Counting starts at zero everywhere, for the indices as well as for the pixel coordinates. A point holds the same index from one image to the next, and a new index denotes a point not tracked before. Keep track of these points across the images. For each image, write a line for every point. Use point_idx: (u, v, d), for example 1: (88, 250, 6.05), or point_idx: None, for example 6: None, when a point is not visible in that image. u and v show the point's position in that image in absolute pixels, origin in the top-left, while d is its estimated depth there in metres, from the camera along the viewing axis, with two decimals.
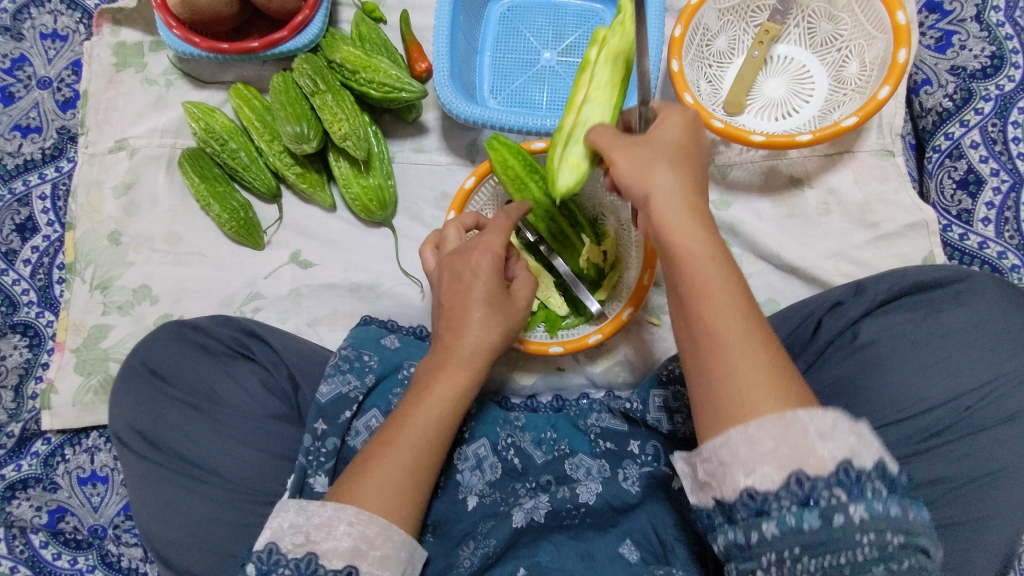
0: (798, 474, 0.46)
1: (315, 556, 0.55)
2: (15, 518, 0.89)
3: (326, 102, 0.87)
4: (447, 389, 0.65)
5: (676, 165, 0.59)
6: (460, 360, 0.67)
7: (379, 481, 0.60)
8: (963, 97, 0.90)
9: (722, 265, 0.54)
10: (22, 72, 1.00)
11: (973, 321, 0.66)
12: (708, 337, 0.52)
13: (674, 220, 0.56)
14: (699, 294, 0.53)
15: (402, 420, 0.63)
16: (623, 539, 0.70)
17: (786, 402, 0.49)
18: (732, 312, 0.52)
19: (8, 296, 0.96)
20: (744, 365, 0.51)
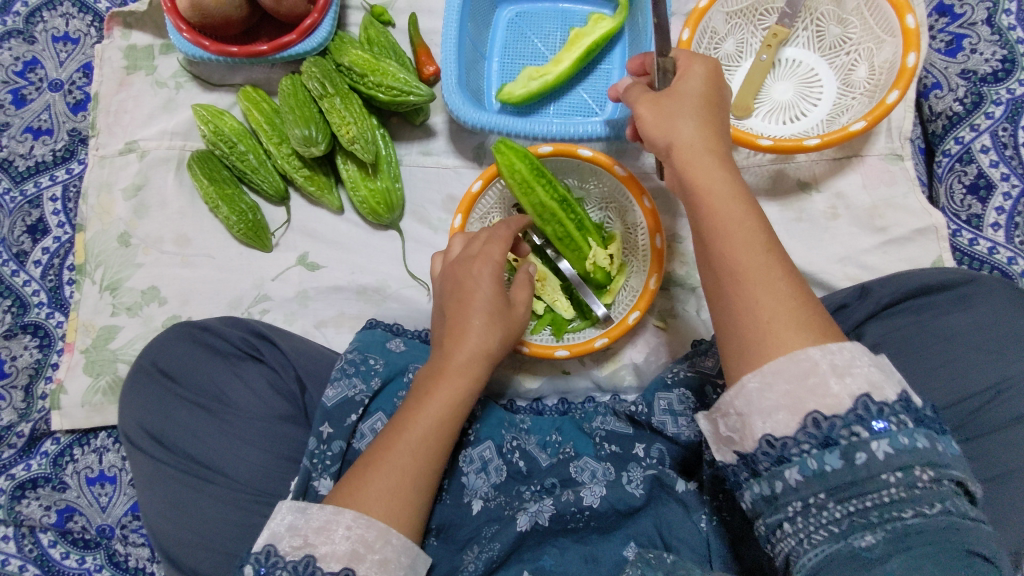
0: (815, 415, 0.47)
1: (313, 558, 0.55)
2: (24, 516, 0.90)
3: (335, 105, 0.88)
4: (448, 396, 0.66)
5: (700, 119, 0.60)
6: (460, 368, 0.68)
7: (378, 485, 0.59)
8: (974, 101, 0.89)
9: (745, 204, 0.55)
10: (34, 75, 1.01)
11: (980, 324, 0.66)
12: (731, 270, 0.53)
13: (697, 162, 0.57)
14: (722, 233, 0.54)
15: (404, 425, 0.64)
16: (627, 542, 0.69)
17: (811, 335, 0.49)
18: (754, 249, 0.53)
19: (19, 297, 0.97)
20: (766, 295, 0.51)
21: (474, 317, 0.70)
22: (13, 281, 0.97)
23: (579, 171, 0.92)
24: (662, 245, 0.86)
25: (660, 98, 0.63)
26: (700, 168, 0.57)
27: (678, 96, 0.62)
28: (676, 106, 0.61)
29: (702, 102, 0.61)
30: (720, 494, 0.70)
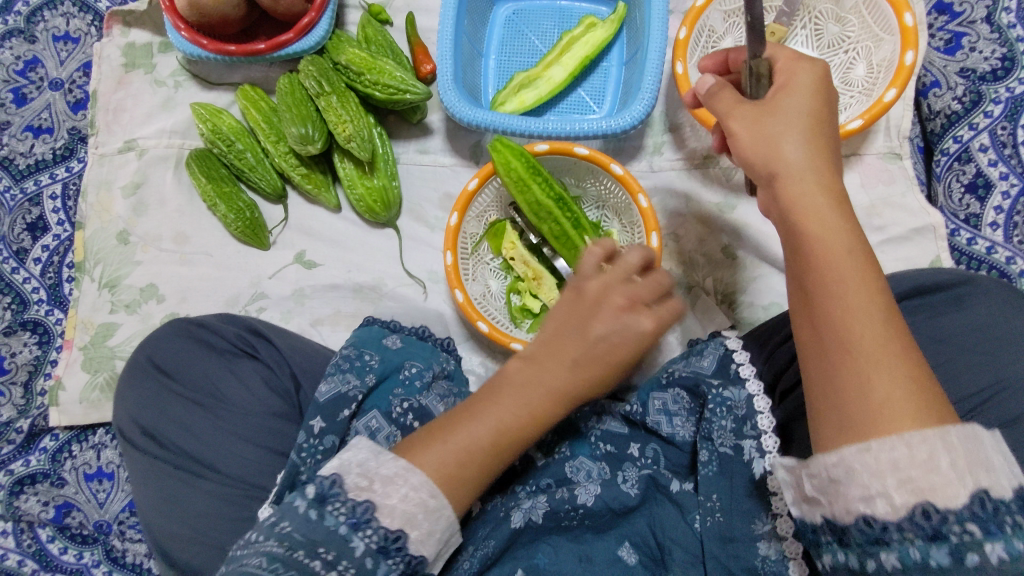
0: (925, 505, 0.43)
1: (373, 505, 0.51)
2: (23, 512, 0.91)
3: (331, 103, 0.88)
4: (518, 408, 0.56)
5: (808, 142, 0.54)
6: (546, 386, 0.56)
7: (438, 460, 0.54)
8: (973, 100, 0.89)
9: (858, 259, 0.50)
10: (35, 74, 1.02)
11: (976, 326, 0.64)
12: (841, 338, 0.48)
13: (810, 205, 0.52)
14: (837, 294, 0.49)
15: (463, 418, 0.56)
16: (621, 542, 0.69)
17: (926, 417, 0.45)
18: (873, 316, 0.48)
19: (18, 294, 0.97)
20: (879, 373, 0.47)
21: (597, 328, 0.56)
22: (12, 279, 0.97)
23: (575, 171, 0.92)
24: (658, 244, 0.85)
25: (759, 109, 0.56)
26: (813, 208, 0.52)
27: (782, 110, 0.55)
28: (779, 123, 0.54)
29: (813, 122, 0.55)
30: (713, 494, 0.68)
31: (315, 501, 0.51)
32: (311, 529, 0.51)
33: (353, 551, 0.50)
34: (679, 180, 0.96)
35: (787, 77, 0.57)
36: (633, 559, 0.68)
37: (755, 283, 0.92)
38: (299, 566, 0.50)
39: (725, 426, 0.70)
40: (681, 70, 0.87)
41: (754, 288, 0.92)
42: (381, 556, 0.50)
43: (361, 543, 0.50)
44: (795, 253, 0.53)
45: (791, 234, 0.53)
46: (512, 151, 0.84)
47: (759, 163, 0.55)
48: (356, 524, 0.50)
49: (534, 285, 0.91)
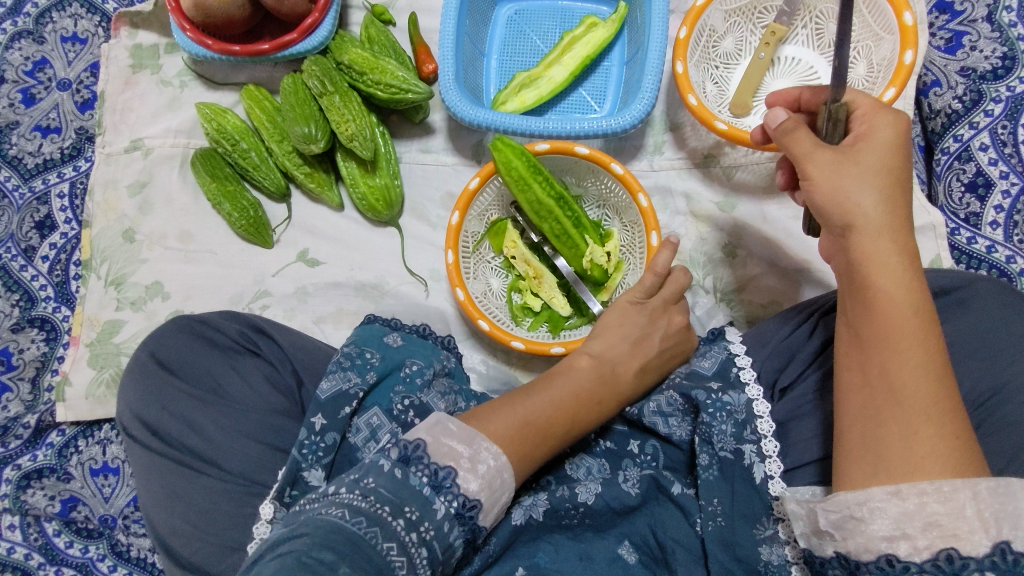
0: (949, 551, 0.46)
1: (455, 473, 0.56)
2: (29, 506, 0.92)
3: (334, 103, 0.89)
4: (572, 391, 0.71)
5: (883, 194, 0.56)
6: (604, 389, 0.73)
7: (506, 420, 0.64)
8: (973, 99, 0.89)
9: (922, 319, 0.53)
10: (42, 74, 1.03)
11: (976, 330, 0.64)
12: (891, 390, 0.51)
13: (881, 253, 0.55)
14: (892, 339, 0.53)
15: (526, 396, 0.68)
16: (621, 541, 0.69)
17: (962, 469, 0.47)
18: (925, 366, 0.51)
19: (26, 292, 0.99)
20: (924, 429, 0.49)
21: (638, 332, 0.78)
22: (20, 277, 0.99)
23: (576, 169, 0.92)
24: (658, 243, 0.86)
25: (838, 158, 0.57)
26: (886, 249, 0.55)
27: (861, 161, 0.57)
28: (855, 176, 0.56)
29: (892, 175, 0.57)
30: (714, 498, 0.67)
31: (400, 463, 0.55)
32: (398, 488, 0.53)
33: (435, 511, 0.53)
34: (677, 179, 0.97)
35: (866, 129, 0.59)
36: (633, 558, 0.68)
37: (755, 281, 0.93)
38: (382, 521, 0.51)
39: (725, 431, 0.69)
40: (681, 69, 0.87)
41: (755, 287, 0.92)
42: (458, 520, 0.54)
43: (442, 506, 0.54)
44: (859, 295, 0.55)
45: (854, 277, 0.56)
46: (512, 151, 0.84)
47: (832, 210, 0.57)
48: (439, 485, 0.54)
49: (534, 282, 0.91)
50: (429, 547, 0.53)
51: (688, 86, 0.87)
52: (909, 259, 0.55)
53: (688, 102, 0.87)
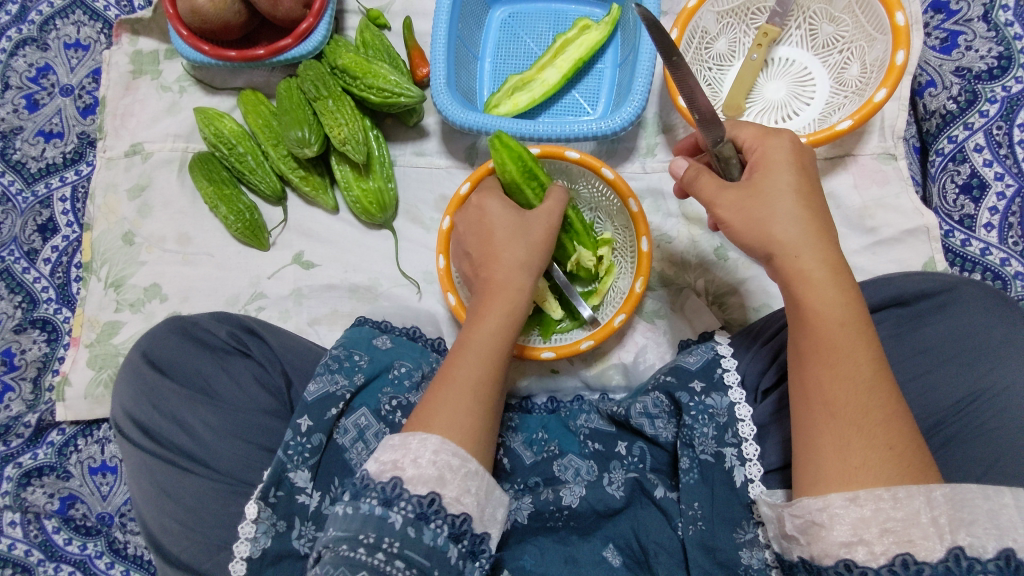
0: (905, 556, 0.47)
1: (400, 480, 0.56)
2: (29, 503, 0.94)
3: (327, 107, 0.90)
4: (499, 310, 0.69)
5: (799, 214, 0.57)
6: (502, 279, 0.72)
7: (443, 403, 0.61)
8: (968, 99, 0.88)
9: (851, 331, 0.54)
10: (46, 80, 1.05)
11: (957, 336, 0.63)
12: (826, 404, 0.53)
13: (809, 271, 0.55)
14: (828, 352, 0.54)
15: (461, 348, 0.66)
16: (606, 543, 0.69)
17: (896, 478, 0.49)
18: (854, 377, 0.52)
19: (29, 293, 1.01)
20: (860, 440, 0.51)
21: (493, 209, 0.78)
22: (23, 279, 1.01)
23: (567, 172, 0.92)
24: (648, 248, 0.86)
25: (741, 194, 0.59)
26: (806, 263, 0.56)
27: (763, 192, 0.58)
28: (766, 206, 0.58)
29: (796, 194, 0.58)
30: (694, 502, 0.67)
31: (352, 501, 0.56)
32: (354, 523, 0.54)
33: (393, 525, 0.54)
34: (669, 181, 0.97)
35: (760, 156, 0.60)
36: (617, 561, 0.68)
37: (745, 284, 0.93)
38: (353, 561, 0.53)
39: (706, 434, 0.70)
40: (671, 71, 0.87)
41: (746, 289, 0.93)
42: (422, 523, 0.55)
43: (399, 517, 0.54)
44: (793, 306, 0.57)
45: (791, 297, 0.57)
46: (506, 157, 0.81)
47: (753, 240, 0.58)
48: (388, 500, 0.55)
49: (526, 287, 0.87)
50: (404, 557, 0.53)
51: (678, 88, 0.86)
52: (837, 274, 0.56)
53: (678, 105, 0.86)
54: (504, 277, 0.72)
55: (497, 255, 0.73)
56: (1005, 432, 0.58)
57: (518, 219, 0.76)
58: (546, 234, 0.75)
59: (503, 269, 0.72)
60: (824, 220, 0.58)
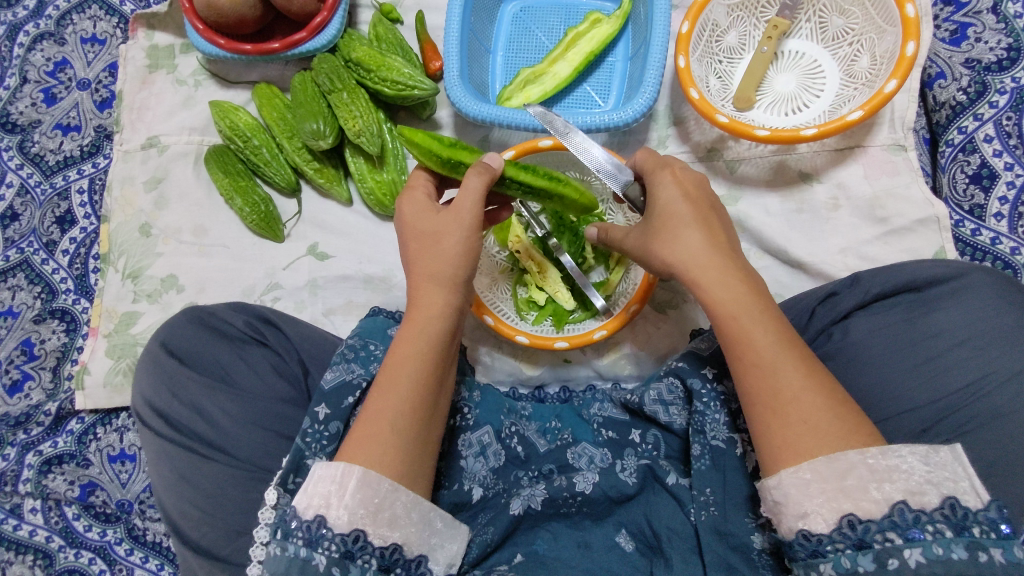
0: (850, 517, 0.49)
1: (325, 519, 0.56)
2: (50, 490, 0.96)
3: (342, 100, 0.91)
4: (423, 324, 0.67)
5: (691, 231, 0.63)
6: (430, 283, 0.68)
7: (365, 433, 0.60)
8: (978, 90, 0.89)
9: (765, 320, 0.58)
10: (63, 75, 1.07)
11: (969, 320, 0.64)
12: (758, 390, 0.56)
13: (699, 277, 0.61)
14: (738, 346, 0.58)
15: (388, 370, 0.64)
16: (619, 529, 0.71)
17: (839, 443, 0.52)
18: (757, 362, 0.56)
19: (48, 284, 1.02)
20: (800, 414, 0.53)
21: (415, 205, 0.71)
22: (42, 270, 1.02)
23: (577, 163, 0.90)
24: None
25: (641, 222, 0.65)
26: (697, 275, 0.61)
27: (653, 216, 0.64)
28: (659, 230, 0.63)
29: (686, 214, 0.63)
30: (706, 488, 0.68)
31: (281, 540, 0.57)
32: (282, 565, 0.55)
33: (316, 566, 0.54)
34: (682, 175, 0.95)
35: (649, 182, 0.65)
36: (630, 546, 0.70)
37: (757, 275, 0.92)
38: None
39: (718, 420, 0.71)
40: (682, 63, 0.87)
41: None
42: (348, 561, 0.55)
43: (323, 557, 0.55)
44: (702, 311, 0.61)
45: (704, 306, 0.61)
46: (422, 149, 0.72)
47: (655, 263, 0.64)
48: (312, 541, 0.55)
49: (538, 276, 0.91)
50: None
51: (689, 80, 0.86)
52: (734, 273, 0.61)
53: (689, 96, 0.86)
54: (426, 291, 0.68)
55: (423, 256, 0.69)
56: (1016, 417, 0.59)
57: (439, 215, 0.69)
58: (468, 229, 0.68)
59: (428, 280, 0.68)
60: (712, 229, 0.63)
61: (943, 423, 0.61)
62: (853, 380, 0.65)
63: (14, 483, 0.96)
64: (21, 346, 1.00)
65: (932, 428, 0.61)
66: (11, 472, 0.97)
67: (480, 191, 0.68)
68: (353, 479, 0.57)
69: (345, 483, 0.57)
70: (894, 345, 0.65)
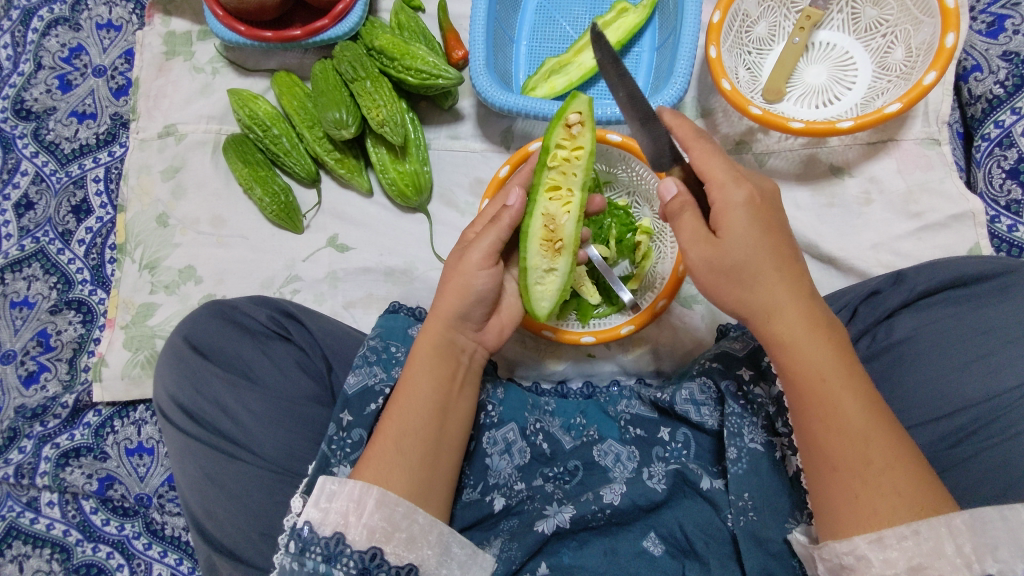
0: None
1: (344, 536, 0.56)
2: (68, 483, 0.95)
3: (365, 88, 0.89)
4: (427, 356, 0.68)
5: (773, 266, 0.59)
6: (436, 316, 0.70)
7: (380, 459, 0.62)
8: (1015, 84, 0.88)
9: (848, 383, 0.56)
10: (78, 61, 1.05)
11: (1018, 318, 0.65)
12: (828, 457, 0.56)
13: (789, 330, 0.58)
14: (822, 409, 0.56)
15: (397, 396, 0.66)
16: (647, 533, 0.69)
17: (915, 512, 0.52)
18: (846, 431, 0.55)
19: (63, 274, 1.01)
20: (876, 481, 0.53)
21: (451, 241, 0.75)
22: (58, 260, 1.01)
23: (605, 156, 0.89)
24: None
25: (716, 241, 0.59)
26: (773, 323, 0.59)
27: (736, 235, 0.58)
28: (740, 253, 0.58)
29: (760, 252, 0.58)
30: (744, 493, 0.66)
31: (297, 554, 0.56)
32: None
33: None
34: None
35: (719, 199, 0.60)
36: (659, 550, 0.68)
37: None
38: None
39: (755, 423, 0.69)
40: (714, 53, 0.85)
41: None
42: None
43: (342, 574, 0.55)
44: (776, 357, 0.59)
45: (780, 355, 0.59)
46: (559, 118, 0.70)
47: (730, 295, 0.60)
48: (330, 557, 0.56)
49: None
50: None
51: (721, 71, 0.84)
52: (821, 332, 0.58)
53: (721, 88, 0.84)
54: (432, 321, 0.70)
55: (440, 292, 0.72)
56: None
57: (459, 253, 0.72)
58: (471, 271, 0.70)
59: (434, 315, 0.71)
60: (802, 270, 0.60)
61: (993, 423, 0.61)
62: (904, 376, 0.66)
63: (31, 476, 0.95)
64: (37, 338, 0.99)
65: (980, 428, 0.62)
66: (27, 465, 0.95)
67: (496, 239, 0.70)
68: (371, 499, 0.58)
69: (363, 501, 0.58)
70: (943, 343, 0.66)
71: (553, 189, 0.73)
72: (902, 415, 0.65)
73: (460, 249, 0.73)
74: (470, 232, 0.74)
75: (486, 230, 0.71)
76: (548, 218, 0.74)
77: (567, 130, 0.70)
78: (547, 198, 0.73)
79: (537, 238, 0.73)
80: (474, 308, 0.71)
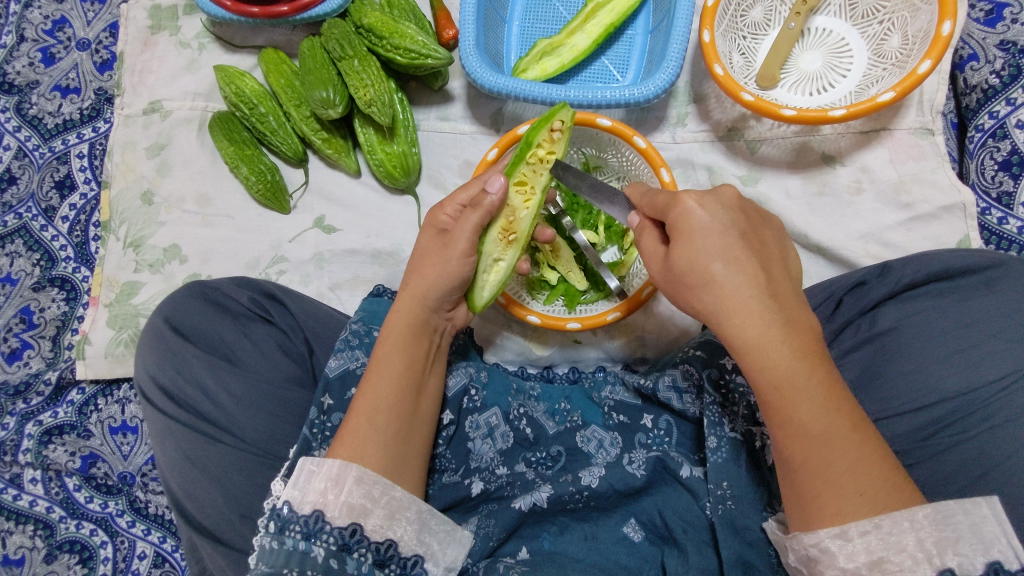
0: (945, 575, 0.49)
1: (322, 514, 0.56)
2: (50, 460, 0.95)
3: (353, 67, 0.87)
4: (395, 343, 0.68)
5: (734, 264, 0.56)
6: (412, 298, 0.70)
7: (360, 438, 0.61)
8: (1011, 74, 0.87)
9: (815, 384, 0.54)
10: (62, 34, 1.03)
11: (1002, 312, 0.64)
12: (788, 461, 0.54)
13: (753, 334, 0.55)
14: (781, 414, 0.54)
15: (369, 377, 0.66)
16: (627, 519, 0.68)
17: (873, 506, 0.51)
18: (805, 436, 0.53)
19: (47, 251, 1.00)
20: (837, 483, 0.52)
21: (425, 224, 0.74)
22: (41, 236, 1.00)
23: (596, 140, 0.88)
24: (670, 178, 0.81)
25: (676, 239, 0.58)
26: (733, 325, 0.56)
27: (693, 233, 0.57)
28: (697, 249, 0.57)
29: (716, 253, 0.56)
30: (723, 481, 0.66)
31: (276, 533, 0.55)
32: (278, 559, 0.54)
33: (315, 559, 0.54)
34: (700, 152, 0.92)
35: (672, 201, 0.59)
36: (638, 536, 0.67)
37: None
38: None
39: (736, 413, 0.69)
40: (707, 37, 0.83)
41: None
42: (345, 554, 0.55)
43: (321, 550, 0.55)
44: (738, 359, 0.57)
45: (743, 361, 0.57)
46: (546, 120, 0.73)
47: (691, 296, 0.59)
48: (310, 534, 0.55)
49: (550, 255, 0.86)
50: None
51: (714, 55, 0.83)
52: (791, 332, 0.55)
53: (713, 73, 0.83)
54: (405, 301, 0.71)
55: (415, 276, 0.72)
56: None
57: (439, 239, 0.72)
58: (453, 257, 0.70)
59: (408, 296, 0.71)
60: (766, 268, 0.57)
61: (973, 414, 0.62)
62: (885, 367, 0.66)
63: (13, 453, 0.95)
64: (20, 314, 0.98)
65: (961, 419, 0.62)
66: (10, 442, 0.96)
67: (478, 224, 0.69)
68: (350, 476, 0.58)
69: (342, 479, 0.57)
70: (926, 336, 0.65)
71: (523, 184, 0.74)
72: (883, 405, 0.65)
73: (435, 232, 0.73)
74: (441, 213, 0.72)
75: (465, 216, 0.69)
76: (509, 210, 0.74)
77: (550, 134, 0.73)
78: (515, 190, 0.74)
79: (497, 226, 0.73)
80: (451, 292, 0.71)
